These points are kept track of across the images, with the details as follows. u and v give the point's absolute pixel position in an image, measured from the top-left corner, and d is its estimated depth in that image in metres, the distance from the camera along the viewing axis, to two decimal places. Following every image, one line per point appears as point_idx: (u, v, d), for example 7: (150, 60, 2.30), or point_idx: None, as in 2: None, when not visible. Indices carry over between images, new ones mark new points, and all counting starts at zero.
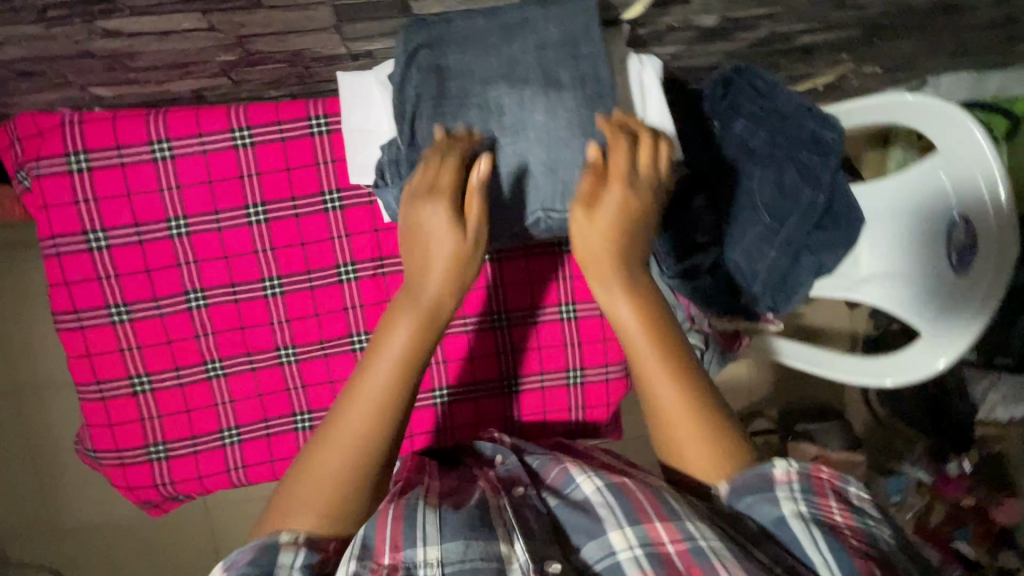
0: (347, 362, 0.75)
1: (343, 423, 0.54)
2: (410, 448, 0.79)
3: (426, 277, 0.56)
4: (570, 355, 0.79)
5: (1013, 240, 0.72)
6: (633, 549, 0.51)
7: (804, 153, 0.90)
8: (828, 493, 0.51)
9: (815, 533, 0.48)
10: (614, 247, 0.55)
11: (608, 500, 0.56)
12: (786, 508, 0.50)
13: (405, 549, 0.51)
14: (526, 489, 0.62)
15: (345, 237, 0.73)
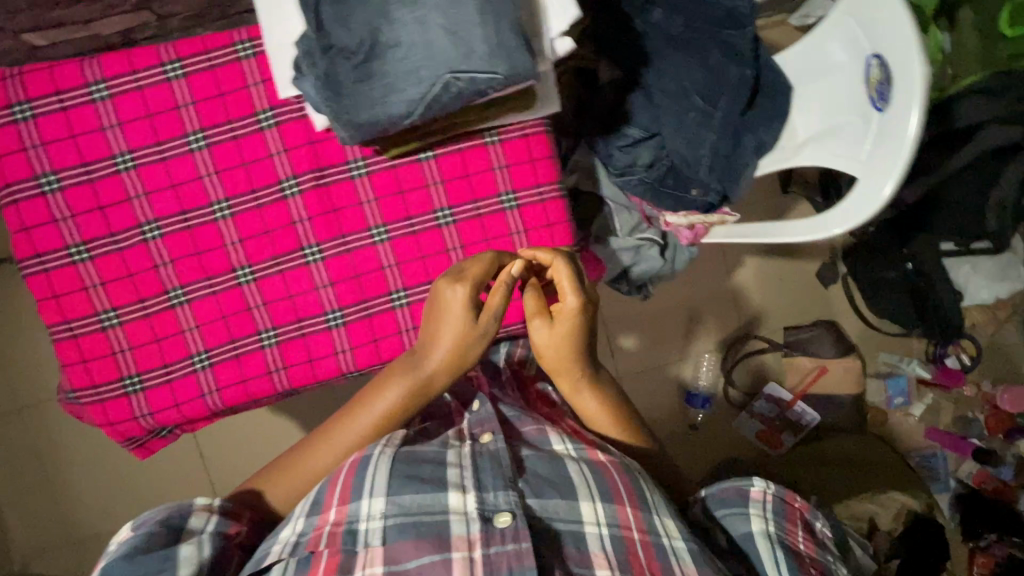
0: (303, 275, 0.78)
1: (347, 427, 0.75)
2: (379, 356, 0.80)
3: (434, 352, 0.73)
4: (518, 244, 0.81)
5: (920, 57, 0.73)
6: (599, 526, 0.66)
7: (724, 32, 0.94)
8: (794, 521, 0.74)
9: (777, 551, 0.70)
10: (568, 346, 0.76)
11: (584, 472, 0.70)
12: (757, 524, 0.72)
13: (352, 504, 0.64)
14: (491, 438, 0.73)
15: (284, 153, 0.76)
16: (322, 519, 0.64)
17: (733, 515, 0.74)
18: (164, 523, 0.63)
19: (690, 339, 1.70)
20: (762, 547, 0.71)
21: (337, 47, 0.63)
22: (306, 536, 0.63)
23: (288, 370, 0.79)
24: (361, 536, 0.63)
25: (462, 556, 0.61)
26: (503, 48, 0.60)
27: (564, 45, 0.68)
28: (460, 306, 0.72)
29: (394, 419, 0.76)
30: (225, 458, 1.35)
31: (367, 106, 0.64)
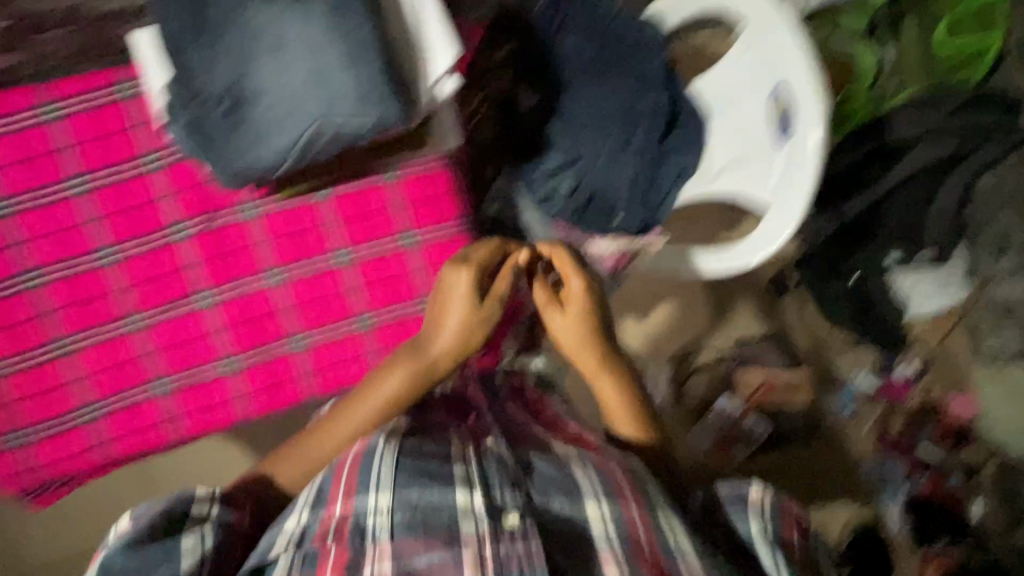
0: (196, 321, 0.77)
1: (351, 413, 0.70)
2: (278, 399, 0.81)
3: (443, 332, 0.71)
4: (419, 283, 0.80)
5: (822, 96, 0.76)
6: (605, 525, 0.56)
7: (635, 60, 0.93)
8: (792, 524, 0.65)
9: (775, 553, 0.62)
10: (585, 329, 0.74)
11: (591, 473, 0.60)
12: (756, 527, 0.63)
13: (358, 496, 0.55)
14: (496, 442, 0.64)
15: (174, 197, 0.75)
16: (328, 511, 0.56)
17: (736, 516, 0.65)
18: (169, 516, 0.56)
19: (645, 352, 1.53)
20: (761, 547, 0.63)
21: (201, 95, 0.60)
22: (309, 531, 0.55)
23: (188, 417, 0.79)
24: (368, 530, 0.53)
25: (472, 552, 0.52)
26: (369, 97, 0.59)
27: (449, 85, 0.67)
28: (466, 286, 0.70)
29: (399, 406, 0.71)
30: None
31: (240, 153, 0.62)
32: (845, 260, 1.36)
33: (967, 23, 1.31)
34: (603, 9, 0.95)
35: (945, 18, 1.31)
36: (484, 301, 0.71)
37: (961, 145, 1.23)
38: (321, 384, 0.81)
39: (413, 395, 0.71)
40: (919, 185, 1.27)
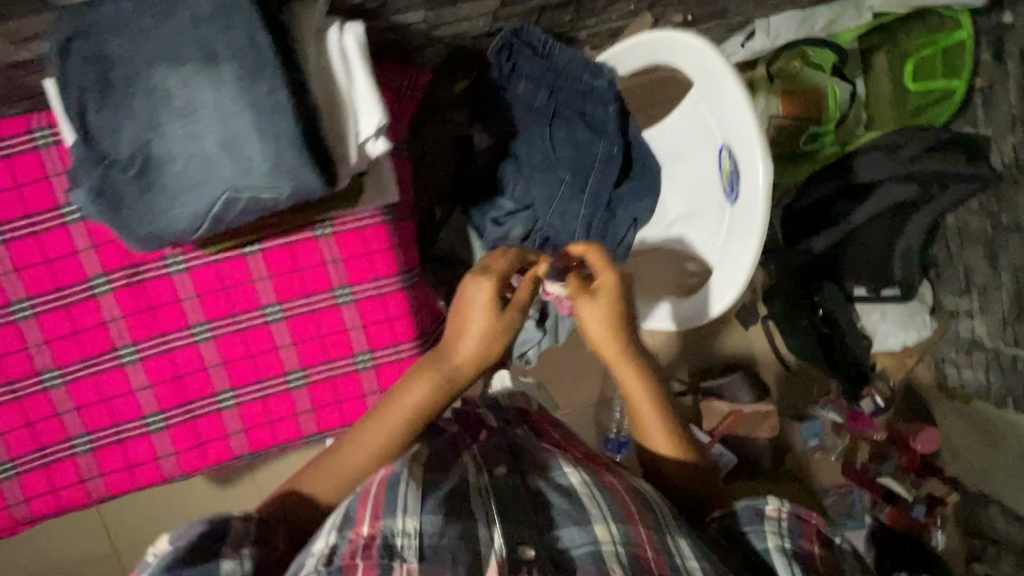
0: (117, 378, 0.73)
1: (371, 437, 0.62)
2: (205, 458, 0.77)
3: (464, 345, 0.65)
4: (355, 339, 0.77)
5: (764, 159, 0.72)
6: (615, 543, 0.52)
7: (588, 107, 0.91)
8: (811, 538, 0.60)
9: (794, 568, 0.57)
10: (620, 327, 0.67)
11: (599, 497, 0.55)
12: (772, 541, 0.59)
13: (385, 518, 0.48)
14: (509, 470, 0.57)
15: (92, 249, 0.70)
16: (355, 533, 0.47)
17: (753, 531, 0.60)
18: (209, 531, 0.47)
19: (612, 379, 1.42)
20: (778, 564, 0.58)
21: (108, 158, 0.57)
22: (336, 555, 0.46)
23: (106, 477, 0.75)
24: (399, 552, 0.46)
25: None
26: (284, 166, 0.56)
27: (378, 147, 0.64)
28: (486, 292, 0.64)
29: (421, 423, 0.64)
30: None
31: (149, 219, 0.59)
32: (811, 295, 1.38)
33: (935, 63, 1.28)
34: (558, 52, 0.91)
35: (913, 58, 1.29)
36: (507, 307, 0.65)
37: (923, 191, 1.22)
38: (249, 444, 0.78)
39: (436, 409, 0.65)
40: (881, 229, 1.28)
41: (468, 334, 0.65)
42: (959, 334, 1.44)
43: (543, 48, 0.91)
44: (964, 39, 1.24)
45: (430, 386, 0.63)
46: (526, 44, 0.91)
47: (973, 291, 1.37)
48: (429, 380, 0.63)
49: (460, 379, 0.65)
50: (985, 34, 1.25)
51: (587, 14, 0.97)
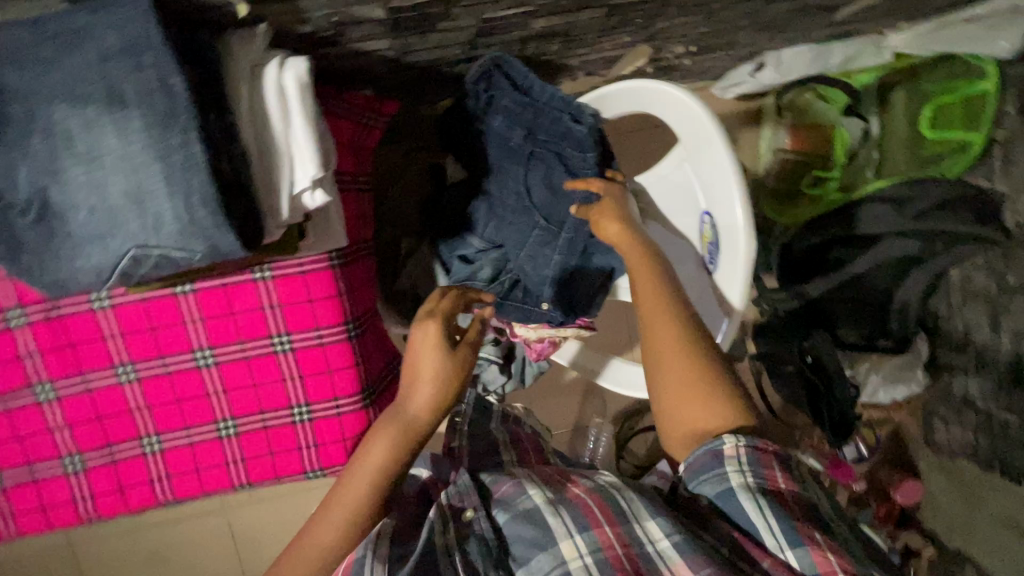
0: (33, 415, 0.69)
1: (338, 497, 0.60)
2: (125, 503, 0.72)
3: (418, 392, 0.64)
4: (292, 390, 0.72)
5: (749, 238, 0.66)
6: (582, 558, 0.54)
7: (568, 150, 0.83)
8: (773, 463, 0.56)
9: (761, 501, 0.54)
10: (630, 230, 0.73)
11: (562, 514, 0.56)
12: (734, 481, 0.55)
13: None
14: (474, 515, 0.60)
15: (7, 280, 0.65)
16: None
17: (710, 481, 0.56)
18: None
19: (589, 410, 1.37)
20: (743, 502, 0.54)
21: (5, 200, 0.51)
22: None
23: (18, 517, 0.71)
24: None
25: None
26: (196, 226, 0.50)
27: (316, 200, 0.59)
28: (434, 334, 0.66)
29: (386, 480, 0.61)
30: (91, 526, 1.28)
31: (52, 267, 0.53)
32: (799, 340, 1.26)
33: (954, 112, 1.20)
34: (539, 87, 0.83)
35: (931, 105, 1.21)
36: (457, 345, 0.67)
37: (927, 248, 1.13)
38: (173, 491, 0.73)
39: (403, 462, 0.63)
40: (879, 283, 1.19)
41: (423, 380, 0.65)
42: (951, 391, 1.38)
43: (525, 82, 0.83)
44: (990, 90, 1.13)
45: (389, 441, 0.62)
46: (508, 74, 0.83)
47: (970, 351, 1.30)
48: (386, 435, 0.63)
49: (419, 430, 0.64)
50: (1011, 84, 1.16)
51: (578, 45, 0.88)
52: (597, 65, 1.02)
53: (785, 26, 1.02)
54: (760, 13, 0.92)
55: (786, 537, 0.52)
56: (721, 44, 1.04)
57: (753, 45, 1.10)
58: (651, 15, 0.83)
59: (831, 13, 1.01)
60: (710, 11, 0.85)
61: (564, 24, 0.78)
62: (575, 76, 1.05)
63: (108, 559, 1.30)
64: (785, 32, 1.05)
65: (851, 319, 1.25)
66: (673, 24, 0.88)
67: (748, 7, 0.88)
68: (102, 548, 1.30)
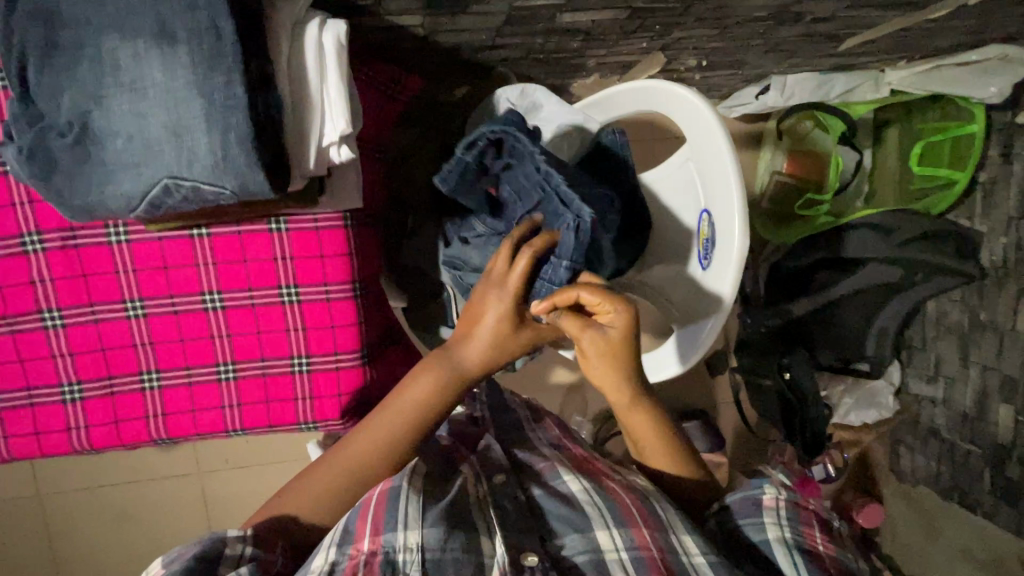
0: (37, 339, 0.70)
1: (375, 432, 0.68)
2: (118, 436, 0.74)
3: (471, 354, 0.71)
4: (294, 341, 0.74)
5: (742, 235, 0.70)
6: (619, 551, 0.62)
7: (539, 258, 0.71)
8: (811, 524, 0.65)
9: (796, 557, 0.61)
10: (619, 348, 0.67)
11: (599, 503, 0.66)
12: (772, 533, 0.63)
13: (386, 534, 0.58)
14: (507, 480, 0.69)
15: (28, 205, 0.67)
16: (355, 548, 0.58)
17: (750, 524, 0.65)
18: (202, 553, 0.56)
19: (570, 406, 1.40)
20: (779, 555, 0.62)
21: (47, 122, 0.54)
22: (339, 567, 0.56)
23: (11, 440, 0.72)
24: (399, 565, 0.57)
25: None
26: (229, 163, 0.53)
27: (342, 155, 0.62)
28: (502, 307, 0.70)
29: (422, 419, 0.70)
30: (66, 475, 1.28)
31: (83, 191, 0.56)
32: (780, 356, 1.31)
33: (942, 151, 1.27)
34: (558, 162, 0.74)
35: (921, 142, 1.28)
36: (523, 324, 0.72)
37: (906, 277, 1.20)
38: (167, 430, 0.75)
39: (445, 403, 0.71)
40: (858, 309, 1.25)
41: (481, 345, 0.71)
42: (918, 419, 1.44)
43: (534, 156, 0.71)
44: (975, 131, 1.20)
45: (434, 386, 0.70)
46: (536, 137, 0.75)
47: (939, 381, 1.36)
48: (431, 380, 0.70)
49: (460, 383, 0.71)
50: (997, 130, 1.23)
51: (597, 44, 0.93)
52: (612, 68, 1.06)
53: (793, 51, 1.07)
54: (770, 35, 0.97)
55: None
56: (731, 61, 1.09)
57: (760, 67, 1.16)
58: (672, 23, 0.87)
59: (836, 43, 1.06)
60: (725, 26, 0.90)
61: (587, 22, 0.82)
62: (589, 76, 1.09)
63: (79, 510, 1.30)
64: (793, 55, 1.10)
65: (830, 340, 1.29)
66: (689, 35, 0.93)
67: (760, 27, 0.93)
68: (72, 499, 1.29)
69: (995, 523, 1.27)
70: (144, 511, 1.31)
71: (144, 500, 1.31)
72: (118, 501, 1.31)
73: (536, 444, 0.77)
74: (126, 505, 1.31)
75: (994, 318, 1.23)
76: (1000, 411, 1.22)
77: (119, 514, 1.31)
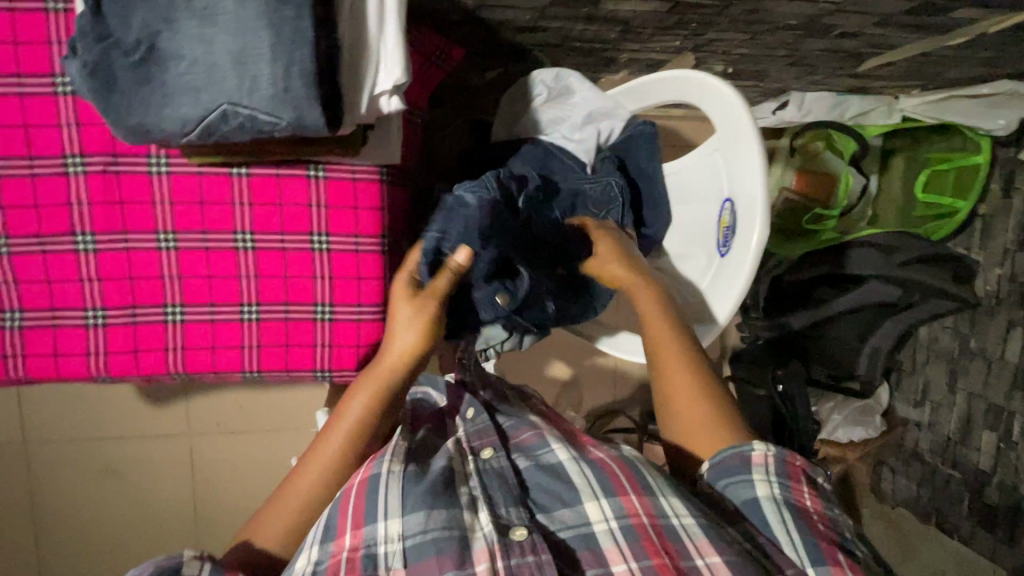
0: (66, 262, 0.71)
1: (323, 449, 0.67)
2: (136, 367, 0.75)
3: (395, 344, 0.70)
4: (319, 289, 0.76)
5: (764, 224, 0.72)
6: (608, 522, 0.59)
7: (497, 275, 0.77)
8: (799, 481, 0.64)
9: (784, 514, 0.61)
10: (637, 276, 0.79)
11: (588, 474, 0.63)
12: (761, 490, 0.62)
13: (366, 527, 0.59)
14: (494, 454, 0.68)
15: (75, 126, 0.68)
16: (337, 545, 0.58)
17: (736, 483, 0.64)
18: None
19: (564, 400, 1.39)
20: (769, 513, 0.61)
21: (114, 39, 0.55)
22: (321, 566, 0.56)
23: (28, 359, 0.72)
24: (380, 559, 0.57)
25: (486, 568, 0.55)
26: (289, 94, 0.55)
27: (392, 105, 0.64)
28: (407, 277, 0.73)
29: (364, 429, 0.68)
30: (46, 426, 1.23)
31: (140, 110, 0.57)
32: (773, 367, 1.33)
33: (946, 181, 1.31)
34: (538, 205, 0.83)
35: (928, 169, 1.30)
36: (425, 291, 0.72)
37: (904, 296, 1.22)
38: (185, 364, 0.75)
39: (381, 408, 0.69)
40: (853, 328, 1.27)
41: (398, 325, 0.71)
42: (903, 443, 1.45)
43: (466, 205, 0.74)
44: (980, 163, 1.25)
45: (364, 395, 0.68)
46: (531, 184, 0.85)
47: (926, 405, 1.39)
48: (361, 392, 0.69)
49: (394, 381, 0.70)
50: (1000, 164, 1.27)
51: (632, 38, 0.96)
52: (640, 65, 1.10)
53: (815, 66, 1.11)
54: (796, 47, 1.01)
55: (809, 554, 0.58)
56: (755, 70, 1.13)
57: (782, 81, 1.20)
58: (706, 23, 0.91)
59: (858, 60, 1.10)
60: (756, 32, 0.94)
61: (629, 12, 0.86)
62: (617, 71, 1.12)
63: (55, 466, 1.24)
64: (814, 70, 1.14)
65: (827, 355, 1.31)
66: (720, 37, 0.97)
67: (788, 37, 0.97)
68: (49, 453, 1.24)
69: (970, 547, 1.30)
70: (121, 470, 1.27)
71: (122, 460, 1.26)
72: (94, 458, 1.26)
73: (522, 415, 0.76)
74: (102, 464, 1.26)
75: (983, 347, 1.27)
76: (983, 437, 1.26)
77: (93, 473, 1.26)
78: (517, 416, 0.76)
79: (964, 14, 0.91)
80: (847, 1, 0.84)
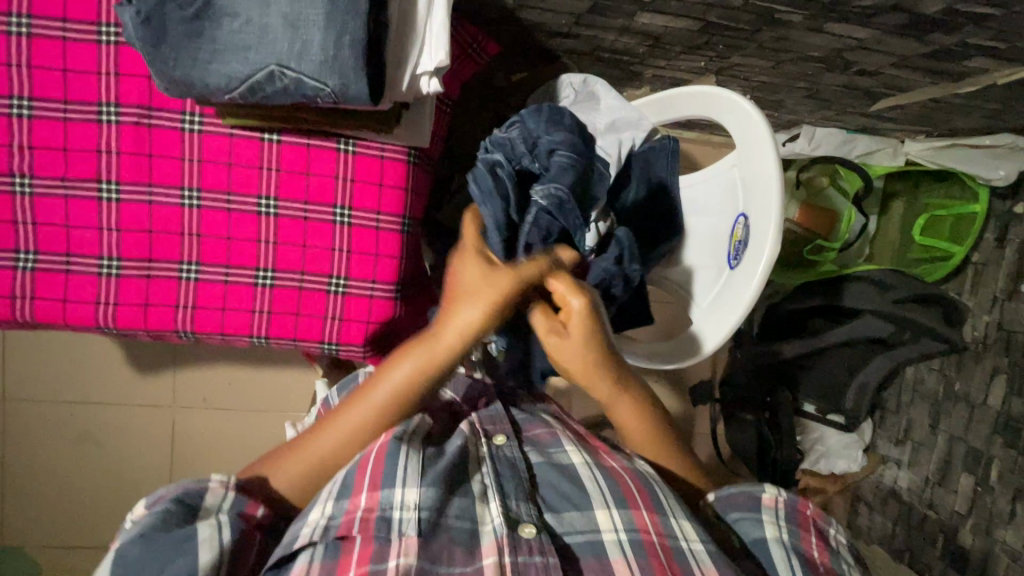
0: (88, 208, 0.71)
1: (348, 418, 0.63)
2: (145, 320, 0.74)
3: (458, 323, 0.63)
4: (336, 262, 0.76)
5: (776, 234, 0.74)
6: (617, 533, 0.60)
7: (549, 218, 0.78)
8: (809, 530, 0.65)
9: (792, 561, 0.61)
10: (594, 347, 0.67)
11: (598, 478, 0.64)
12: (770, 531, 0.64)
13: (383, 491, 0.56)
14: (507, 442, 0.68)
15: (114, 76, 0.69)
16: (352, 503, 0.56)
17: (745, 520, 0.66)
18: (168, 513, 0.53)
19: None
20: (775, 554, 0.62)
21: None
22: (335, 521, 0.55)
23: (36, 302, 0.72)
24: (394, 524, 0.55)
25: (493, 562, 0.55)
26: (337, 63, 0.57)
27: (431, 86, 0.65)
28: (474, 229, 0.69)
29: (403, 400, 0.63)
30: (27, 381, 1.20)
31: (187, 64, 0.58)
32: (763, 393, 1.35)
33: (943, 226, 1.34)
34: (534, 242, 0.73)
35: (926, 214, 1.34)
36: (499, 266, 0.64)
37: (895, 333, 1.23)
38: (193, 322, 0.75)
39: (426, 385, 0.64)
40: (843, 361, 1.29)
41: (463, 299, 0.63)
42: (881, 480, 1.47)
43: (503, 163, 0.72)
44: (978, 212, 1.28)
45: (413, 367, 0.63)
46: (558, 204, 0.69)
47: (907, 444, 1.41)
48: (411, 362, 0.63)
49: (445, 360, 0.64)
50: (996, 215, 1.30)
51: (660, 54, 0.99)
52: (662, 83, 1.13)
53: (831, 101, 1.15)
54: (815, 79, 1.05)
55: None
56: (770, 99, 1.16)
57: (795, 113, 1.24)
58: (734, 46, 0.94)
59: (870, 100, 1.14)
60: (779, 60, 0.98)
61: (662, 27, 0.89)
62: (639, 87, 1.15)
63: (31, 422, 1.21)
64: (827, 106, 1.18)
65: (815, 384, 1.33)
66: (745, 62, 1.00)
67: (809, 69, 1.00)
68: (28, 409, 1.21)
69: None
70: (99, 433, 1.24)
71: (101, 424, 1.24)
72: (71, 420, 1.23)
73: (535, 414, 0.77)
74: (79, 425, 1.23)
75: (966, 391, 1.30)
76: (961, 479, 1.28)
77: (69, 433, 1.23)
78: (529, 414, 0.77)
79: (978, 63, 0.95)
80: (869, 39, 0.88)
